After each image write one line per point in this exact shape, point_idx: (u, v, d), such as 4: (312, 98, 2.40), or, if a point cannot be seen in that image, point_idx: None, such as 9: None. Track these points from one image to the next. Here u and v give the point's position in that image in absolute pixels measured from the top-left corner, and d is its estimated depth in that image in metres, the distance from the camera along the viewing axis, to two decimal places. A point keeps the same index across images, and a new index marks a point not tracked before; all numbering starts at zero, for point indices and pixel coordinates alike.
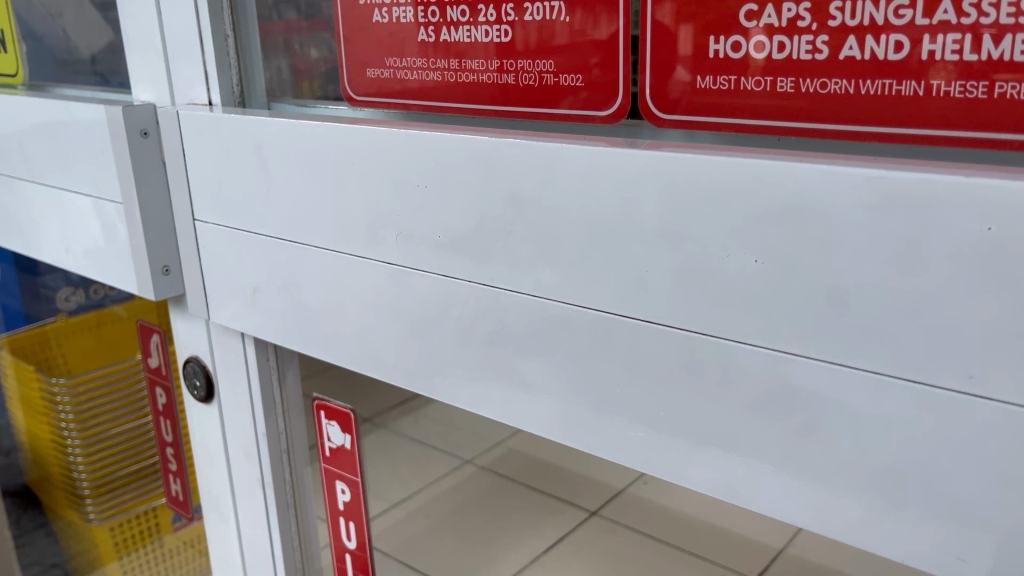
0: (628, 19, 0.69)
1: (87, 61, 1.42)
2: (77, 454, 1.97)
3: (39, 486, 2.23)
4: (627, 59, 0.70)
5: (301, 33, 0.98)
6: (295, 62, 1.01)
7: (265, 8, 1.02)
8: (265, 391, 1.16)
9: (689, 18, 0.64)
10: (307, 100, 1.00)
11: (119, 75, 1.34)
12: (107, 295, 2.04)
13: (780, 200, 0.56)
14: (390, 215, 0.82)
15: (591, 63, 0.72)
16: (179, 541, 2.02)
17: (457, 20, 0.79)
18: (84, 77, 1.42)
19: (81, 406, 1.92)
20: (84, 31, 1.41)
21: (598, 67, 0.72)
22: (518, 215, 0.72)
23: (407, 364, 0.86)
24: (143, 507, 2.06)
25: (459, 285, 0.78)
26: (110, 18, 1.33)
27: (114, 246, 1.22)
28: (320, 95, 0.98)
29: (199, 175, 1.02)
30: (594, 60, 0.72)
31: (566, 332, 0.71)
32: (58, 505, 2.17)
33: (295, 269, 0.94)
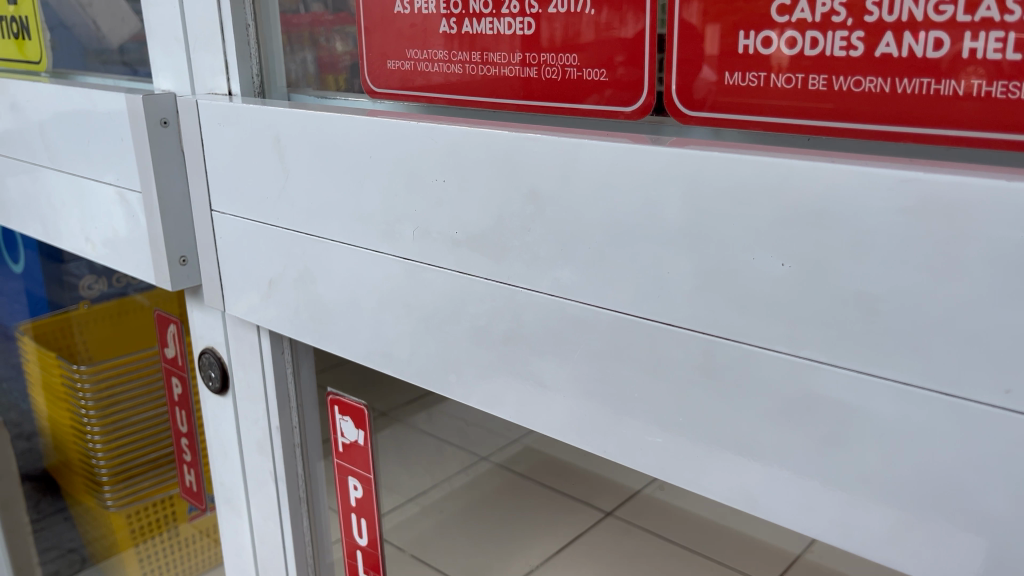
0: (655, 17, 0.67)
1: (114, 48, 1.40)
2: (96, 442, 1.96)
3: (58, 472, 2.24)
4: (653, 56, 0.68)
5: (327, 26, 0.96)
6: (320, 55, 0.99)
7: (291, 2, 1.01)
8: (279, 385, 1.15)
9: (715, 17, 0.63)
10: (330, 92, 0.98)
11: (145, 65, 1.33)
12: (130, 283, 2.01)
13: (809, 202, 0.54)
14: (407, 209, 0.80)
15: (618, 55, 0.70)
16: (196, 530, 2.06)
17: (479, 12, 0.77)
18: (111, 66, 1.42)
19: (103, 393, 1.92)
20: (110, 18, 1.40)
21: (623, 66, 0.70)
22: (537, 212, 0.70)
23: (420, 361, 0.85)
24: (161, 495, 2.07)
25: (475, 282, 0.77)
26: (135, 5, 1.32)
27: (133, 236, 1.22)
28: (340, 89, 0.97)
29: (216, 166, 1.02)
30: (619, 57, 0.70)
31: (583, 333, 0.70)
32: (76, 490, 2.18)
33: (310, 262, 0.93)
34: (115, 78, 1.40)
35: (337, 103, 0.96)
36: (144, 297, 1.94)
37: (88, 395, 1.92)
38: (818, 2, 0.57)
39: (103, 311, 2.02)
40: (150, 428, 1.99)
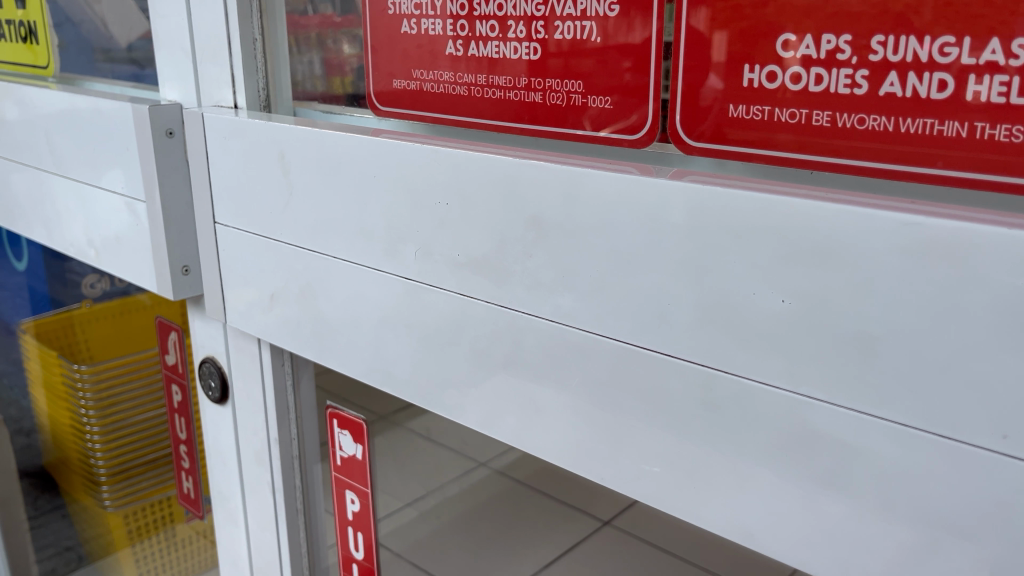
0: (663, 24, 0.66)
1: (122, 47, 1.40)
2: (94, 442, 1.97)
3: (55, 470, 2.25)
4: (659, 67, 0.68)
5: (334, 27, 0.95)
6: (327, 57, 0.98)
7: (299, 2, 0.99)
8: (279, 397, 1.15)
9: (722, 24, 0.62)
10: (338, 99, 0.98)
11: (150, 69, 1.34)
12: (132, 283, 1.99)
13: (811, 241, 0.54)
14: (410, 231, 0.80)
15: (626, 60, 0.69)
16: (191, 531, 2.01)
17: (486, 35, 0.78)
18: (119, 67, 1.42)
19: (102, 392, 1.93)
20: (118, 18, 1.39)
21: (629, 71, 0.70)
22: (539, 238, 0.70)
23: (420, 380, 0.85)
24: (159, 495, 2.07)
25: (476, 305, 0.77)
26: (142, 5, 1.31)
27: (136, 242, 1.22)
28: (350, 100, 0.96)
29: (220, 180, 1.02)
30: (626, 64, 0.70)
31: (584, 360, 0.69)
32: (73, 489, 2.19)
33: (312, 278, 0.93)
34: (125, 81, 1.41)
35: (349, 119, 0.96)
36: (144, 294, 1.97)
37: (89, 396, 1.93)
38: (822, 40, 0.58)
39: (104, 312, 2.03)
40: (150, 427, 1.99)
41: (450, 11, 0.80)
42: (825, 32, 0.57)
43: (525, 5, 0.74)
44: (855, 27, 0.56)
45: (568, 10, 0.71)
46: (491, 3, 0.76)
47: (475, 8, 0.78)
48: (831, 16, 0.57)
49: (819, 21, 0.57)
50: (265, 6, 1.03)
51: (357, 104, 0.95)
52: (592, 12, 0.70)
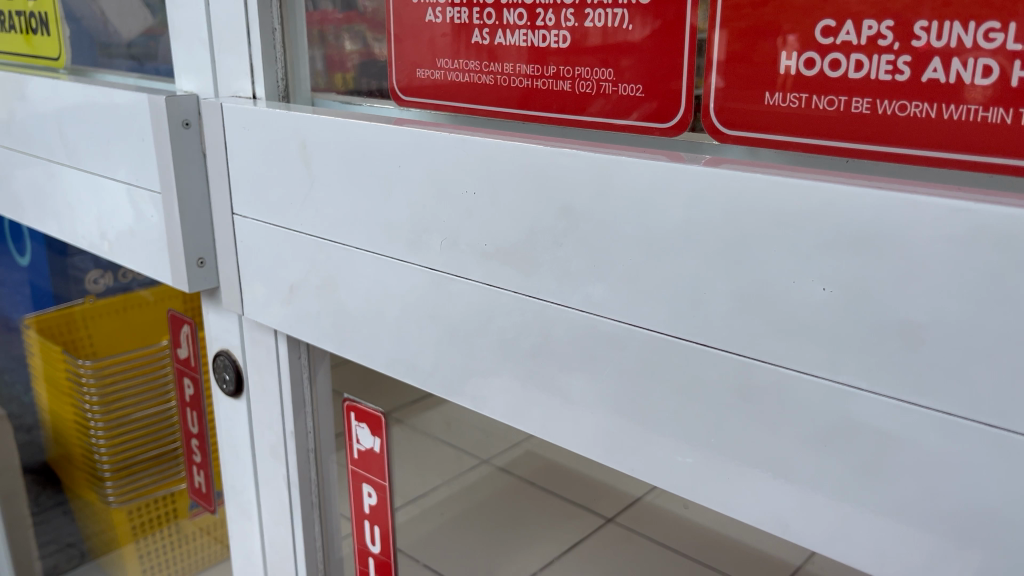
0: (697, 10, 0.65)
1: (120, 40, 1.41)
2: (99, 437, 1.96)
3: (59, 466, 2.24)
4: (692, 64, 0.67)
5: (334, 25, 0.97)
6: (327, 53, 1.00)
7: None
8: (296, 390, 1.15)
9: (723, 23, 0.64)
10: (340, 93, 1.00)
11: (154, 61, 1.35)
12: (135, 278, 1.98)
13: (854, 229, 0.53)
14: (435, 220, 0.80)
15: (624, 57, 0.71)
16: (196, 528, 2.00)
17: (513, 23, 0.77)
18: (119, 61, 1.42)
19: (104, 389, 1.91)
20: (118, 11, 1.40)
21: (629, 67, 0.71)
22: (570, 227, 0.69)
23: (444, 371, 0.84)
24: (163, 492, 2.04)
25: (503, 295, 0.76)
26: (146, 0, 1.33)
27: (150, 235, 1.22)
28: (363, 91, 0.97)
29: (239, 170, 1.01)
30: (626, 61, 0.71)
31: (615, 350, 0.69)
32: (76, 484, 2.19)
33: (333, 268, 0.92)
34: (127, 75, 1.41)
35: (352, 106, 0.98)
36: (147, 291, 1.96)
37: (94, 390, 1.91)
38: (865, 26, 0.57)
39: (105, 308, 2.04)
40: (154, 424, 1.93)
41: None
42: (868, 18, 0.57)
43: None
44: (898, 13, 0.55)
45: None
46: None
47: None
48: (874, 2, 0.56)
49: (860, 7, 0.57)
50: None
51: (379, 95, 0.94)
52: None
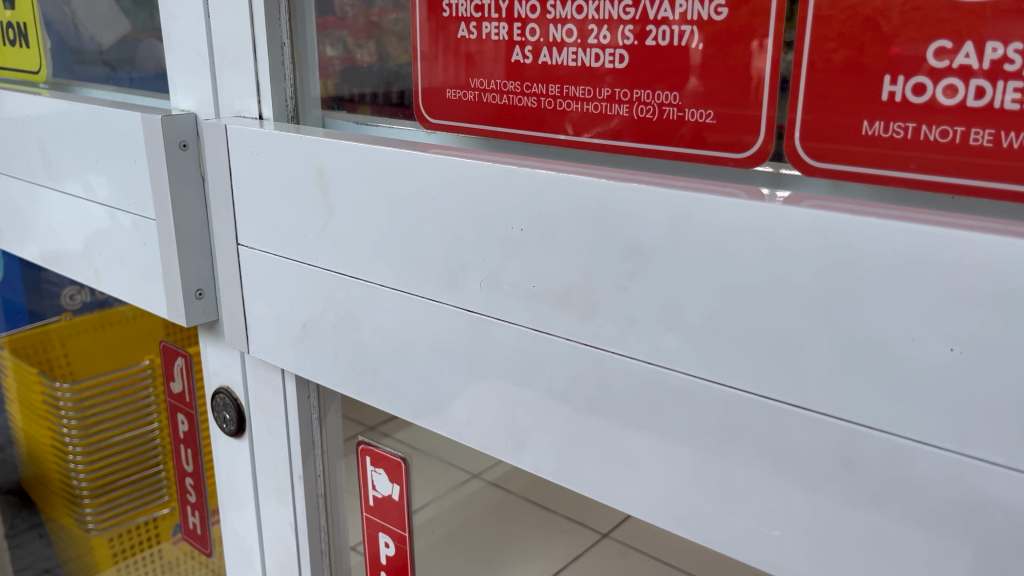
0: (780, 28, 0.58)
1: (92, 46, 1.34)
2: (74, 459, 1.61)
3: (30, 488, 2.06)
4: (774, 86, 0.60)
5: (328, 34, 0.93)
6: (319, 61, 0.95)
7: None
8: (304, 431, 1.06)
9: (806, 43, 0.57)
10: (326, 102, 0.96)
11: (126, 68, 1.29)
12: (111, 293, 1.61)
13: (992, 284, 0.46)
14: (474, 258, 0.72)
15: (667, 76, 0.65)
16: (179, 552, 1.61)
17: (561, 41, 0.70)
18: (91, 68, 1.35)
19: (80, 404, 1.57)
20: (92, 17, 1.32)
21: (664, 88, 0.65)
22: (637, 270, 0.62)
23: (482, 423, 0.76)
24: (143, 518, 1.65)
25: (554, 342, 0.68)
26: (123, 7, 1.25)
27: (142, 263, 1.12)
28: (377, 105, 0.90)
29: (245, 197, 0.93)
30: (669, 79, 0.65)
31: (688, 408, 0.61)
32: (52, 508, 1.97)
33: (353, 306, 0.84)
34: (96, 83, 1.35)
35: (343, 124, 0.94)
36: (126, 304, 1.59)
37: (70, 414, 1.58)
38: (930, 50, 0.52)
39: (80, 325, 1.67)
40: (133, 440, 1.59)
41: (518, 14, 0.72)
42: (931, 44, 0.52)
43: (611, 7, 0.66)
44: (977, 37, 0.50)
45: (663, 13, 0.63)
46: (568, 6, 0.68)
47: (548, 10, 0.70)
48: (942, 24, 0.51)
49: (924, 32, 0.52)
50: (294, 9, 0.94)
51: (372, 108, 0.91)
52: (693, 15, 0.62)
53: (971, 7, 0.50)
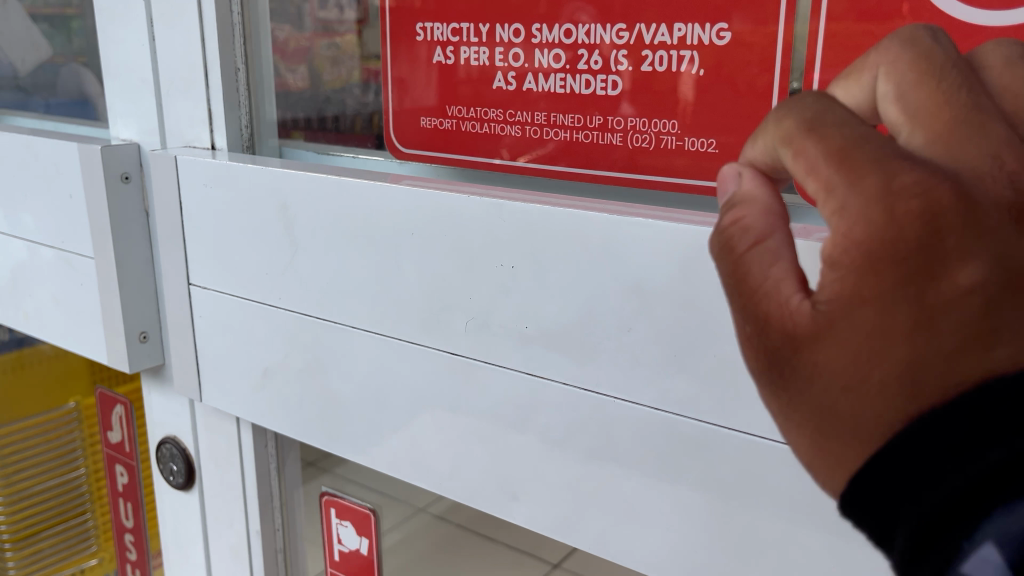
0: (789, 53, 0.55)
1: (6, 69, 1.26)
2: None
3: None
4: None
5: (286, 58, 0.88)
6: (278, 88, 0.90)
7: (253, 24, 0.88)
8: (262, 484, 0.99)
9: (817, 71, 0.55)
10: (291, 134, 0.90)
11: (38, 92, 1.21)
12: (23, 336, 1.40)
13: None
14: (458, 298, 0.67)
15: (665, 103, 0.61)
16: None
17: (548, 66, 0.66)
18: (5, 92, 1.28)
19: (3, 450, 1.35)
20: (10, 41, 1.24)
21: (661, 116, 0.61)
22: (642, 310, 0.58)
23: (468, 473, 0.71)
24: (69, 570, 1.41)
25: (550, 387, 0.64)
26: (45, 29, 1.17)
27: (77, 305, 1.03)
28: (333, 133, 0.86)
29: (198, 234, 0.86)
30: (668, 107, 0.61)
31: (701, 456, 0.58)
32: None
33: (321, 350, 0.78)
34: (8, 109, 1.27)
35: (308, 155, 0.89)
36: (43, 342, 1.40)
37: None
38: None
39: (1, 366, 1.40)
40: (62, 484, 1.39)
41: (500, 37, 0.68)
42: None
43: (603, 31, 0.62)
44: None
45: (660, 37, 0.60)
46: (555, 29, 0.64)
47: (533, 34, 0.66)
48: None
49: None
50: (249, 33, 0.89)
51: (320, 135, 0.88)
52: (693, 39, 0.58)
53: (943, 27, 0.50)
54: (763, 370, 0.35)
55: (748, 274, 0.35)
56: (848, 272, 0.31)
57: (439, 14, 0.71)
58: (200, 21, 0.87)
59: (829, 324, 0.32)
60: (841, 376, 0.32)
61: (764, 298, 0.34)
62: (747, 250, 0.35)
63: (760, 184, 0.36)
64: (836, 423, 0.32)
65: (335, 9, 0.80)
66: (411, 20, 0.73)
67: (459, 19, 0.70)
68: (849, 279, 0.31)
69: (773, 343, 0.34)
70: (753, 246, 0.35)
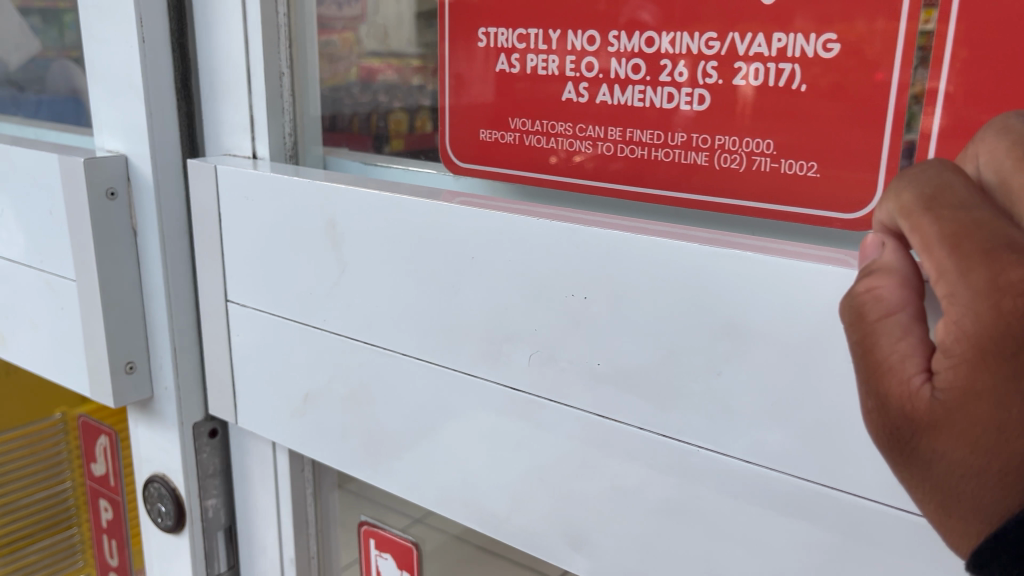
0: (910, 63, 0.46)
1: None
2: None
3: None
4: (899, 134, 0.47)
5: (333, 60, 0.79)
6: (325, 93, 0.81)
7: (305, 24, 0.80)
8: (297, 510, 0.90)
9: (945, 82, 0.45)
10: (337, 144, 0.81)
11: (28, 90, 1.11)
12: None
13: None
14: (522, 327, 0.59)
15: (757, 119, 0.52)
16: None
17: (625, 78, 0.57)
18: None
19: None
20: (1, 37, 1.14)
21: (750, 134, 0.52)
22: (736, 351, 0.49)
23: (526, 520, 0.62)
24: None
25: (624, 431, 0.55)
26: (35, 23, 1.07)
27: (60, 331, 0.94)
28: (386, 144, 0.77)
29: (235, 247, 0.78)
30: (760, 124, 0.52)
31: (807, 520, 0.49)
32: None
33: (368, 379, 0.69)
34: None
35: (359, 168, 0.80)
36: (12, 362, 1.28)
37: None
38: None
39: None
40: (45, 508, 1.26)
41: (572, 45, 0.59)
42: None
43: (690, 40, 0.53)
44: None
45: (756, 48, 0.50)
46: (635, 37, 0.55)
47: (611, 42, 0.57)
48: None
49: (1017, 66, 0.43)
50: (295, 34, 0.80)
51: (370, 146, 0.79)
52: (794, 50, 0.49)
53: None
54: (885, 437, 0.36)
55: (876, 347, 0.36)
56: (965, 364, 0.32)
57: (506, 18, 0.62)
58: (245, 19, 0.79)
59: (945, 414, 0.33)
60: (958, 461, 0.33)
61: (888, 373, 0.35)
62: (876, 321, 0.36)
63: (899, 258, 0.37)
64: (954, 498, 0.34)
65: (396, 7, 0.72)
66: (472, 22, 0.64)
67: (528, 23, 0.61)
68: (962, 370, 0.32)
69: (893, 422, 0.35)
70: (883, 318, 0.36)
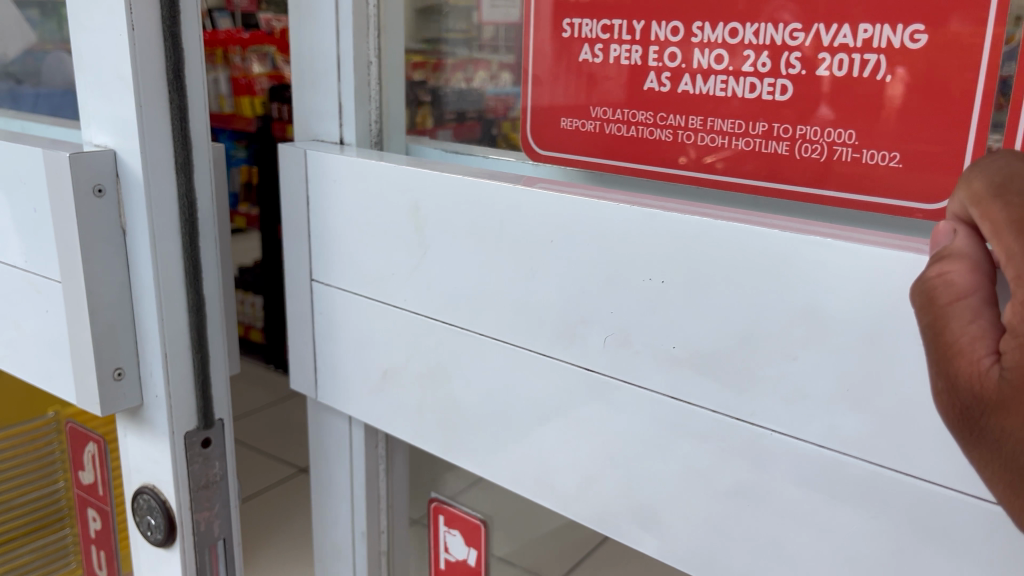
0: (997, 55, 0.45)
1: None
2: None
3: None
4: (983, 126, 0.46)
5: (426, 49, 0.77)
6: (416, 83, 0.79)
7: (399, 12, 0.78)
8: (369, 486, 0.88)
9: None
10: (423, 132, 0.79)
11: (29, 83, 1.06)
12: None
13: None
14: (598, 310, 0.59)
15: (841, 109, 0.51)
16: None
17: (707, 67, 0.55)
18: None
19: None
20: None
21: (832, 124, 0.51)
22: (816, 334, 0.49)
23: (594, 498, 0.63)
24: None
25: (699, 413, 0.55)
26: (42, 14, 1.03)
27: (48, 335, 0.89)
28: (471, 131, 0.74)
29: (326, 227, 0.77)
30: (846, 113, 0.51)
31: (881, 502, 0.49)
32: None
33: (449, 359, 0.69)
34: None
35: (450, 155, 0.77)
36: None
37: None
38: None
39: None
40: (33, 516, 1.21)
41: (655, 35, 0.57)
42: None
43: (775, 31, 0.52)
44: None
45: (841, 39, 0.50)
46: (720, 27, 0.54)
47: (694, 32, 0.55)
48: None
49: None
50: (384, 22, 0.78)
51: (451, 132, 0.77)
52: (879, 41, 0.48)
53: None
54: (956, 419, 0.33)
55: (945, 328, 0.33)
56: None
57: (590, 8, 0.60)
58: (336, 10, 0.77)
59: (1013, 394, 0.29)
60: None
61: (958, 355, 0.32)
62: (947, 302, 0.33)
63: (973, 245, 0.35)
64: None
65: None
66: (557, 11, 0.62)
67: (614, 13, 0.59)
68: None
69: (962, 403, 0.32)
70: (955, 301, 0.33)
